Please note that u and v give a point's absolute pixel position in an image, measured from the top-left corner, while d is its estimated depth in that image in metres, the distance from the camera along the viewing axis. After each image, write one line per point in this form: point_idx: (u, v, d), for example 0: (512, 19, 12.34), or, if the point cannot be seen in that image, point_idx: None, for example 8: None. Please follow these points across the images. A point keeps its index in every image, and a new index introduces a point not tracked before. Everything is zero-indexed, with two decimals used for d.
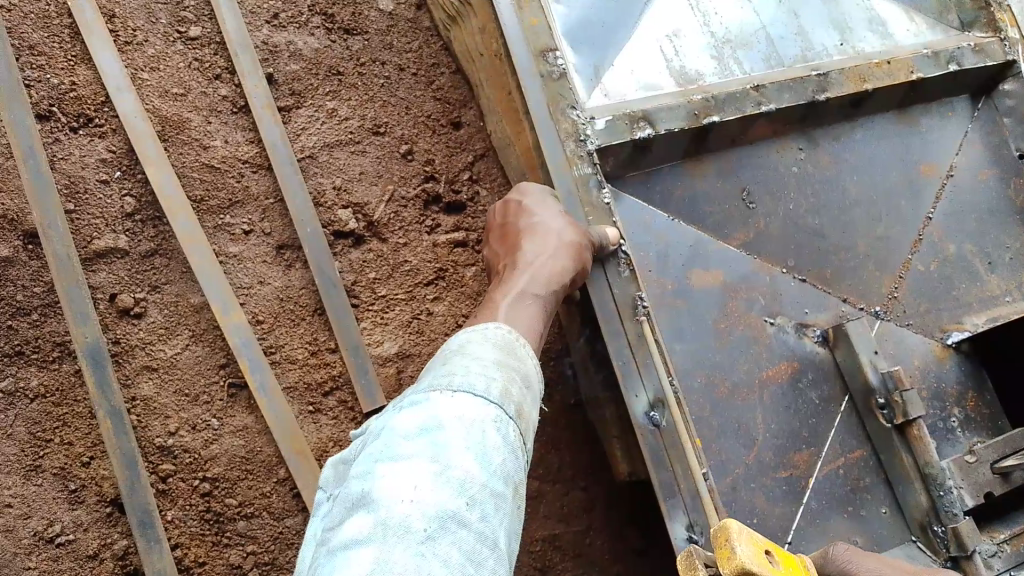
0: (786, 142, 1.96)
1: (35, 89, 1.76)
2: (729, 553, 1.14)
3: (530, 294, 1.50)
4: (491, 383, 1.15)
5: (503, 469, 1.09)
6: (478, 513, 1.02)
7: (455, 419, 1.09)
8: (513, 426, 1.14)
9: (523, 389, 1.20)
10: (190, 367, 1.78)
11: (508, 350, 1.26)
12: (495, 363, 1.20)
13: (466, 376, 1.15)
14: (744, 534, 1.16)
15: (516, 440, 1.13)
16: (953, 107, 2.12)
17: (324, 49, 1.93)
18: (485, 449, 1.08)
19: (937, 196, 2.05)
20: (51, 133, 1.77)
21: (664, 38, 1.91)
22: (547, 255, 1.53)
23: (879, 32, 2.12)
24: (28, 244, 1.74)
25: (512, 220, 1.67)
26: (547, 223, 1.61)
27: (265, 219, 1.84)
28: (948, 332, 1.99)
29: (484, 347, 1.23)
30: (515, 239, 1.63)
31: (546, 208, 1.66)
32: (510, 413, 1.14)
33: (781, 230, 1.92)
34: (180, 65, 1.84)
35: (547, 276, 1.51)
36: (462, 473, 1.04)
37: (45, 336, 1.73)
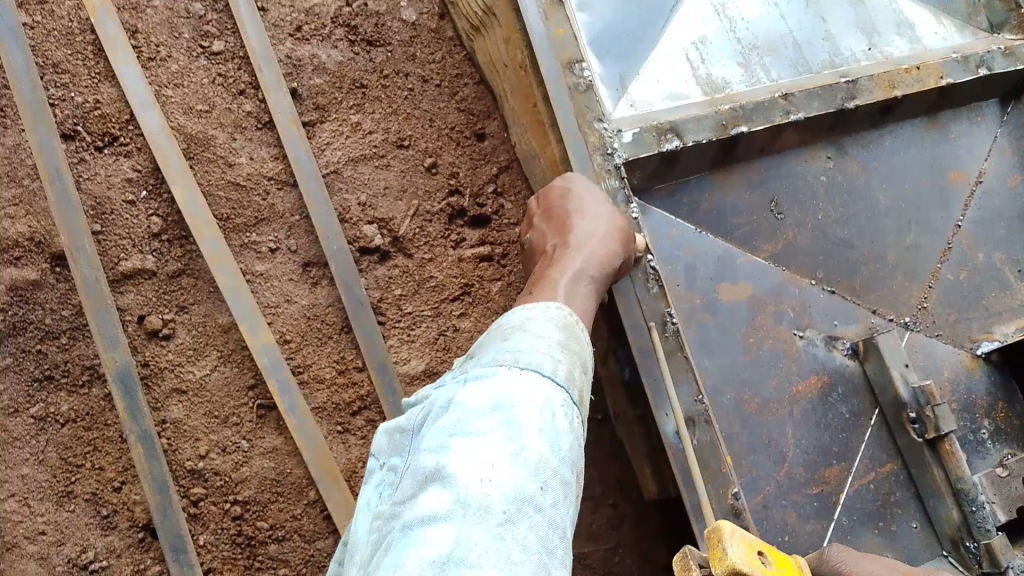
0: (815, 150, 1.93)
1: (59, 108, 1.76)
2: (722, 554, 1.09)
3: (586, 275, 1.46)
4: (557, 365, 1.12)
5: (571, 454, 1.07)
6: (551, 498, 1.01)
7: (527, 398, 1.05)
8: (579, 410, 1.12)
9: (584, 372, 1.18)
10: (219, 389, 1.77)
11: (568, 329, 1.22)
12: (559, 343, 1.17)
13: (533, 355, 1.11)
14: (736, 535, 1.11)
15: (581, 425, 1.11)
16: (982, 112, 2.08)
17: (347, 62, 1.91)
18: (555, 432, 1.05)
19: (966, 203, 2.01)
20: (77, 153, 1.76)
21: (690, 46, 1.88)
22: (599, 239, 1.51)
23: (907, 36, 2.08)
24: (55, 266, 1.74)
25: (555, 199, 1.63)
26: (593, 206, 1.58)
27: (291, 237, 1.83)
28: (977, 341, 1.95)
29: (546, 325, 1.20)
30: (560, 219, 1.58)
31: (589, 191, 1.62)
32: (576, 396, 1.12)
33: (810, 241, 1.90)
34: (203, 80, 1.83)
35: (601, 259, 1.49)
36: (536, 456, 1.02)
37: (74, 359, 1.73)
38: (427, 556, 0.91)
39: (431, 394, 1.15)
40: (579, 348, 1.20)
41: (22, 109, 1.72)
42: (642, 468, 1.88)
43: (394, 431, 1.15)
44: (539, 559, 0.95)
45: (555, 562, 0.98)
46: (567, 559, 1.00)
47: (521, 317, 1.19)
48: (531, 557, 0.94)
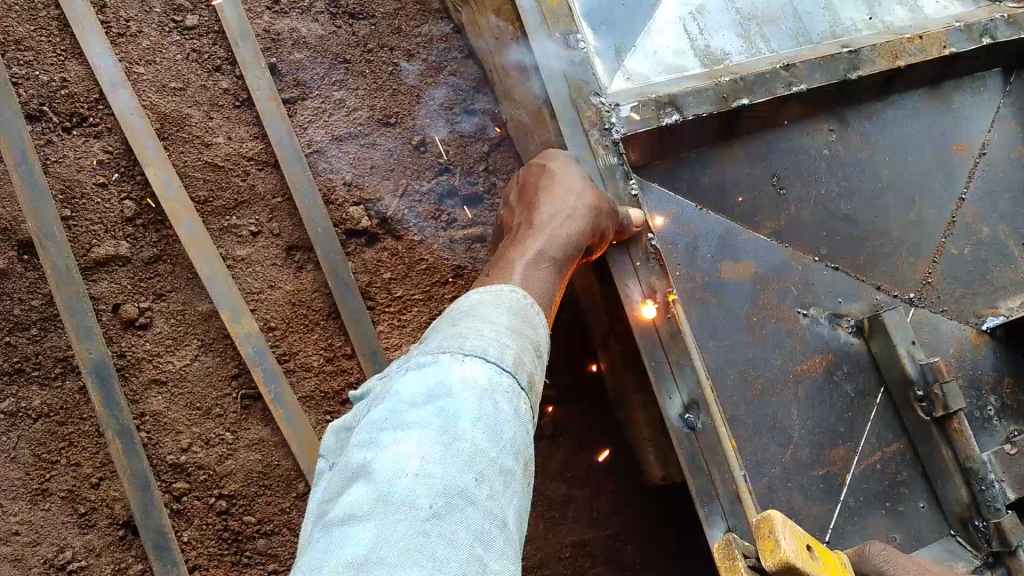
0: (817, 123, 1.87)
1: (23, 87, 1.64)
2: (772, 545, 1.06)
3: (547, 257, 1.35)
4: (504, 350, 1.05)
5: (514, 444, 0.99)
6: (487, 490, 0.93)
7: (465, 386, 0.99)
8: (525, 399, 1.04)
9: (536, 359, 1.10)
10: (201, 380, 1.69)
11: (522, 315, 1.15)
12: (509, 328, 1.10)
13: (479, 341, 1.05)
14: (787, 526, 1.07)
15: (528, 414, 1.03)
16: (985, 82, 2.02)
17: (329, 36, 1.77)
18: (495, 420, 0.98)
19: (969, 176, 1.96)
20: (43, 135, 1.64)
21: (687, 15, 1.85)
22: (564, 216, 1.38)
23: (907, 5, 2.03)
24: (22, 254, 1.63)
25: (527, 179, 1.51)
26: (565, 181, 1.45)
27: (274, 220, 1.68)
28: (983, 317, 1.89)
29: (498, 311, 1.13)
30: (529, 195, 1.47)
31: (568, 167, 1.49)
32: (523, 384, 1.04)
33: (813, 216, 1.84)
34: (177, 57, 1.68)
35: (567, 237, 1.37)
36: (472, 446, 0.94)
37: (45, 351, 1.64)
38: (342, 558, 0.84)
39: (371, 389, 1.10)
40: (530, 334, 1.13)
41: None
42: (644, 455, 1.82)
43: (338, 429, 1.09)
44: (469, 555, 0.87)
45: (491, 558, 0.89)
46: (506, 555, 0.91)
47: (468, 304, 1.13)
48: (458, 553, 0.86)
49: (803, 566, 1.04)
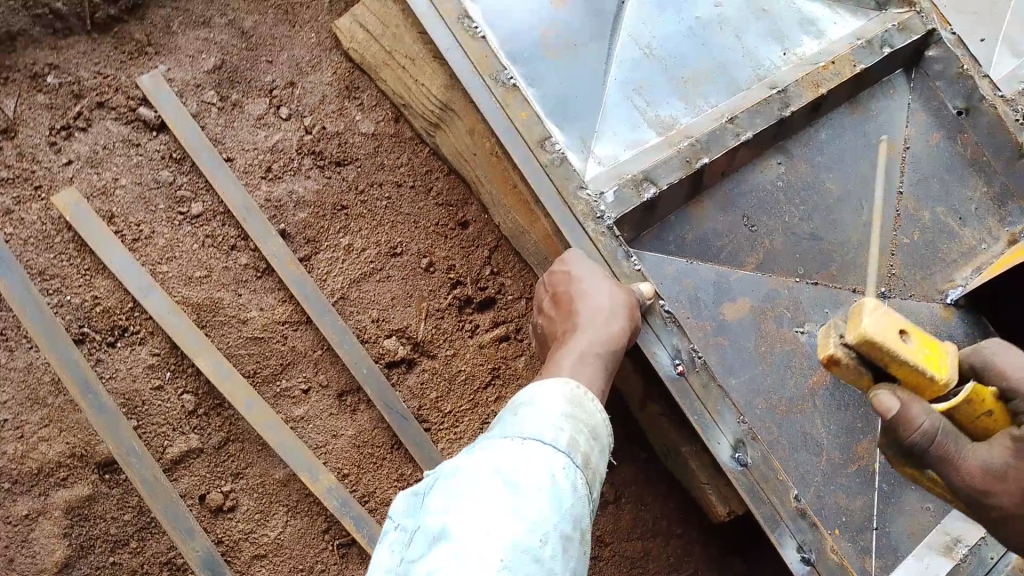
0: (766, 160, 2.09)
1: (61, 314, 1.72)
2: (856, 323, 1.16)
3: (591, 353, 1.48)
4: (562, 432, 1.21)
5: (572, 513, 1.14)
6: (549, 550, 1.08)
7: (527, 462, 1.14)
8: (582, 475, 1.19)
9: (592, 440, 1.25)
10: (297, 542, 1.73)
11: (577, 403, 1.29)
12: (564, 413, 1.25)
13: (539, 425, 1.20)
14: (880, 309, 1.16)
15: (584, 488, 1.18)
16: (893, 84, 2.27)
17: (324, 188, 1.89)
18: (556, 493, 1.13)
19: (902, 169, 2.21)
20: (92, 354, 1.72)
21: (632, 93, 2.03)
22: (603, 319, 1.53)
23: (812, 33, 2.24)
24: (104, 474, 1.68)
25: (554, 284, 1.65)
26: (593, 281, 1.60)
27: (320, 372, 1.78)
28: (945, 291, 2.15)
29: (554, 398, 1.28)
30: (562, 298, 1.61)
31: (591, 271, 1.63)
32: (579, 462, 1.19)
33: (785, 244, 2.05)
34: (194, 246, 1.78)
35: (609, 335, 1.51)
36: (536, 514, 1.10)
37: (149, 560, 1.67)
38: None
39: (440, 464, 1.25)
40: (587, 419, 1.28)
41: (32, 332, 1.68)
42: (702, 497, 1.94)
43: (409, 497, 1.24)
44: None
45: None
46: None
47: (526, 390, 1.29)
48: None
49: (885, 343, 1.13)
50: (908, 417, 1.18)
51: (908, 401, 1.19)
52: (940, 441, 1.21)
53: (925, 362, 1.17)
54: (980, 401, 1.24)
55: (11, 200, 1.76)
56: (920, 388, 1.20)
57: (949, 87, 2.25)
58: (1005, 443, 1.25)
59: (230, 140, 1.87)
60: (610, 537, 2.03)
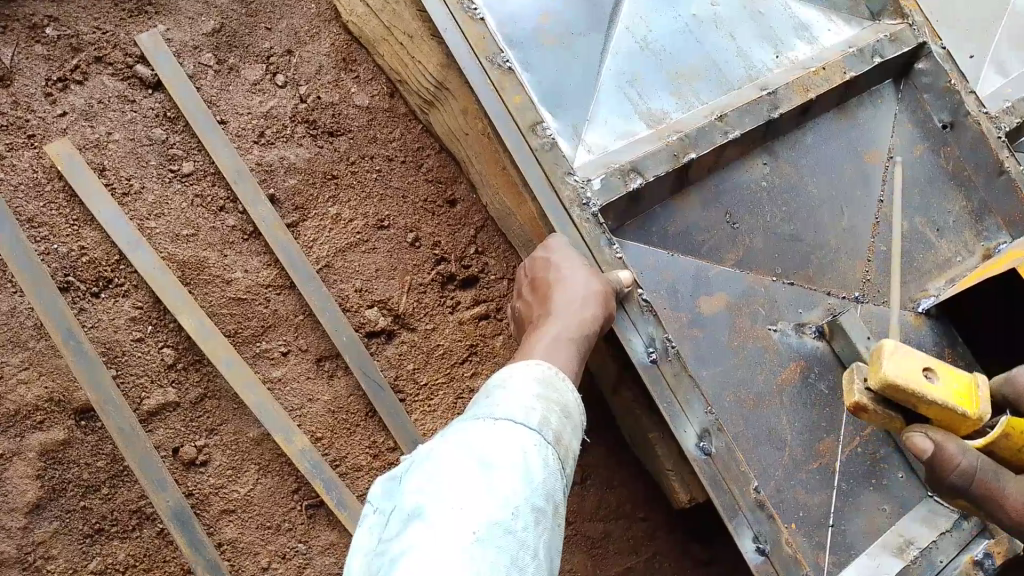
0: (752, 160, 2.12)
1: (47, 261, 1.74)
2: (876, 368, 1.25)
3: (564, 338, 1.51)
4: (534, 412, 1.24)
5: (545, 488, 1.17)
6: (522, 523, 1.11)
7: (500, 442, 1.17)
8: (553, 452, 1.22)
9: (563, 420, 1.28)
10: (267, 500, 1.76)
11: (548, 384, 1.33)
12: (536, 394, 1.29)
13: (510, 406, 1.24)
14: (900, 351, 1.25)
15: (555, 464, 1.21)
16: (881, 93, 2.32)
17: (315, 157, 1.91)
18: (527, 471, 1.16)
19: (883, 180, 2.24)
20: (76, 302, 1.74)
21: (625, 85, 2.06)
22: (577, 305, 1.57)
23: (806, 38, 2.28)
24: (80, 420, 1.71)
25: (534, 270, 1.69)
26: (570, 269, 1.64)
27: (300, 337, 1.81)
28: (917, 300, 2.20)
29: (525, 381, 1.31)
30: (541, 285, 1.65)
31: (568, 257, 1.67)
32: (551, 440, 1.23)
33: (765, 243, 2.09)
34: (182, 205, 1.81)
35: (582, 320, 1.55)
36: (508, 490, 1.12)
37: (119, 507, 1.70)
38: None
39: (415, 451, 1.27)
40: (558, 399, 1.31)
41: (18, 276, 1.71)
42: (665, 484, 1.98)
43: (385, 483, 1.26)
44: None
45: None
46: None
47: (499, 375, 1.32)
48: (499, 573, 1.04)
49: (906, 387, 1.23)
50: (947, 456, 1.29)
51: (942, 439, 1.29)
52: (981, 477, 1.31)
53: (952, 400, 1.27)
54: (1014, 432, 1.33)
55: (3, 146, 1.77)
56: (954, 427, 1.32)
57: (937, 100, 2.30)
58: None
59: (225, 104, 1.89)
60: (574, 518, 2.07)
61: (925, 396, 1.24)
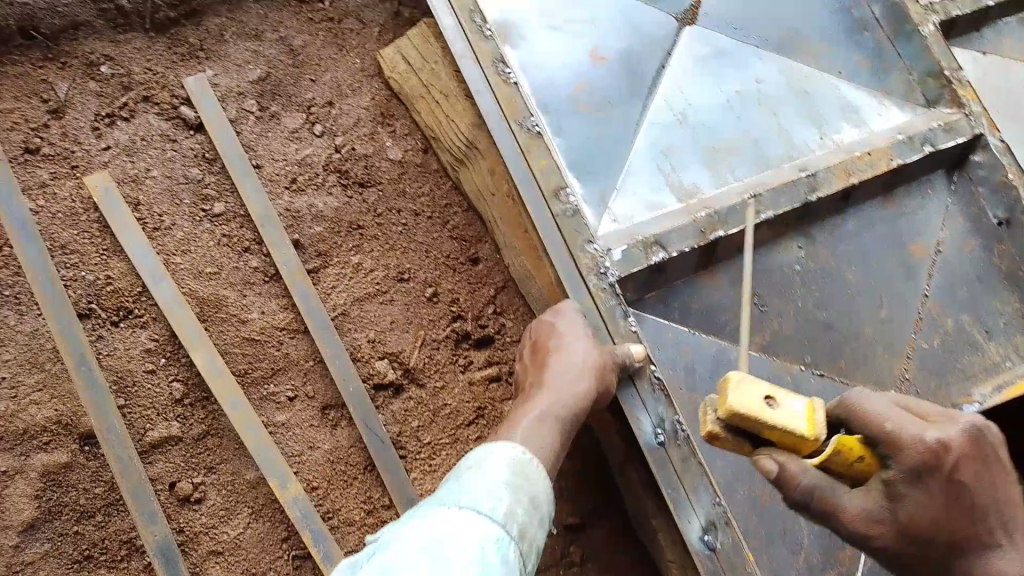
0: (787, 242, 2.07)
1: (73, 288, 1.79)
2: (722, 399, 1.10)
3: (550, 414, 1.55)
4: (499, 503, 1.21)
5: None
6: None
7: (458, 533, 1.13)
8: (514, 547, 1.18)
9: (529, 511, 1.25)
10: (254, 545, 1.75)
11: (521, 471, 1.31)
12: (504, 483, 1.25)
13: (475, 495, 1.20)
14: (743, 377, 1.11)
15: (515, 560, 1.16)
16: (932, 184, 2.23)
17: (342, 207, 1.95)
18: (485, 565, 1.11)
19: (930, 273, 2.13)
20: (95, 329, 1.79)
21: (658, 157, 2.04)
22: (569, 378, 1.59)
23: (853, 120, 2.22)
24: (85, 445, 1.75)
25: (541, 335, 1.73)
26: (572, 341, 1.67)
27: (308, 382, 1.82)
28: (960, 405, 2.04)
29: (496, 468, 1.29)
30: (541, 351, 1.70)
31: (573, 329, 1.70)
32: (512, 534, 1.19)
33: (794, 329, 2.02)
34: (210, 243, 1.87)
35: (572, 396, 1.57)
36: None
37: (111, 536, 1.72)
38: None
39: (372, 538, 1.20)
40: (527, 490, 1.28)
41: (40, 300, 1.76)
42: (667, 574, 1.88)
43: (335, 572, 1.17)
44: None
45: None
46: None
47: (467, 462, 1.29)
48: None
49: (750, 414, 1.09)
50: (790, 477, 1.13)
51: (785, 461, 1.14)
52: (817, 496, 1.16)
53: (798, 423, 1.11)
54: (849, 450, 1.16)
55: (48, 175, 1.86)
56: (794, 446, 1.14)
57: (992, 195, 2.20)
58: (877, 489, 1.19)
59: (262, 149, 1.96)
60: None
61: (771, 421, 1.09)
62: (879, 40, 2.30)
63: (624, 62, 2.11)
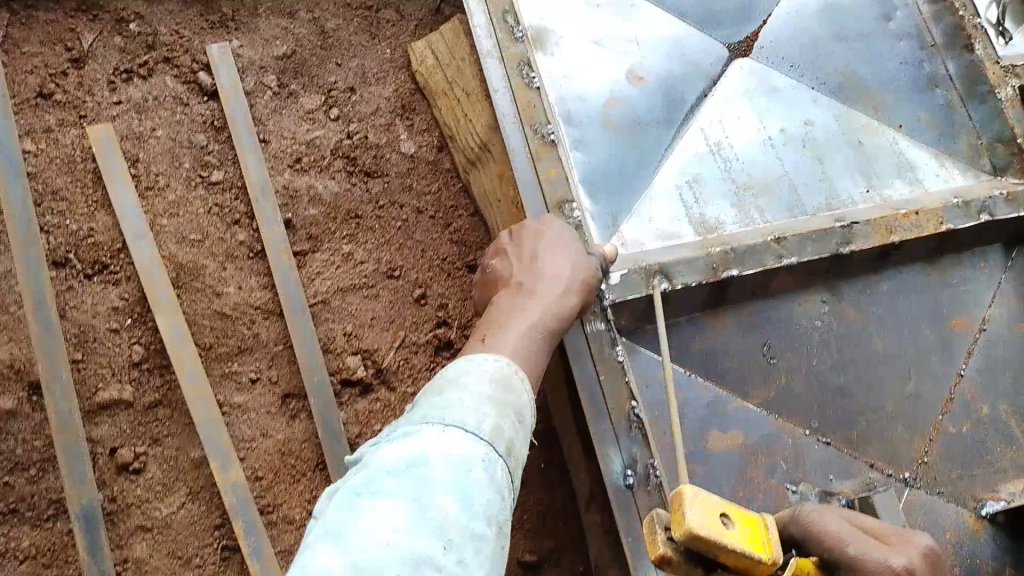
0: (810, 293, 1.89)
1: (53, 235, 1.87)
2: (679, 518, 1.03)
3: (541, 326, 1.39)
4: (482, 419, 1.09)
5: (488, 512, 1.01)
6: (454, 558, 0.94)
7: (439, 456, 1.01)
8: (501, 467, 1.07)
9: (517, 425, 1.14)
10: (185, 528, 1.76)
11: (503, 382, 1.19)
12: (487, 397, 1.14)
13: (458, 411, 1.09)
14: (699, 497, 1.04)
15: (503, 482, 1.05)
16: (986, 257, 2.01)
17: (344, 192, 2.00)
18: (468, 489, 1.00)
19: (969, 351, 1.91)
20: (65, 281, 1.85)
21: (682, 184, 1.89)
22: (559, 291, 1.46)
23: (907, 178, 2.02)
24: (32, 395, 1.78)
25: (526, 240, 1.56)
26: (559, 254, 1.53)
27: (272, 367, 1.87)
28: (982, 501, 1.81)
29: (478, 379, 1.17)
30: (525, 256, 1.53)
31: (559, 238, 1.56)
32: (498, 452, 1.07)
33: (806, 389, 1.82)
34: (199, 211, 1.94)
35: (561, 310, 1.44)
36: (441, 515, 0.96)
37: (40, 492, 1.74)
38: None
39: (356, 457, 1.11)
40: (512, 403, 1.16)
41: (13, 238, 1.82)
42: None
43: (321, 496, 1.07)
44: None
45: None
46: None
47: (452, 374, 1.18)
48: None
49: (710, 537, 1.01)
50: None
51: None
52: None
53: (749, 546, 1.05)
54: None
55: (54, 121, 1.95)
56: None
57: None
58: None
59: (272, 125, 2.02)
60: None
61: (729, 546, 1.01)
62: (951, 99, 2.13)
63: (664, 83, 1.98)
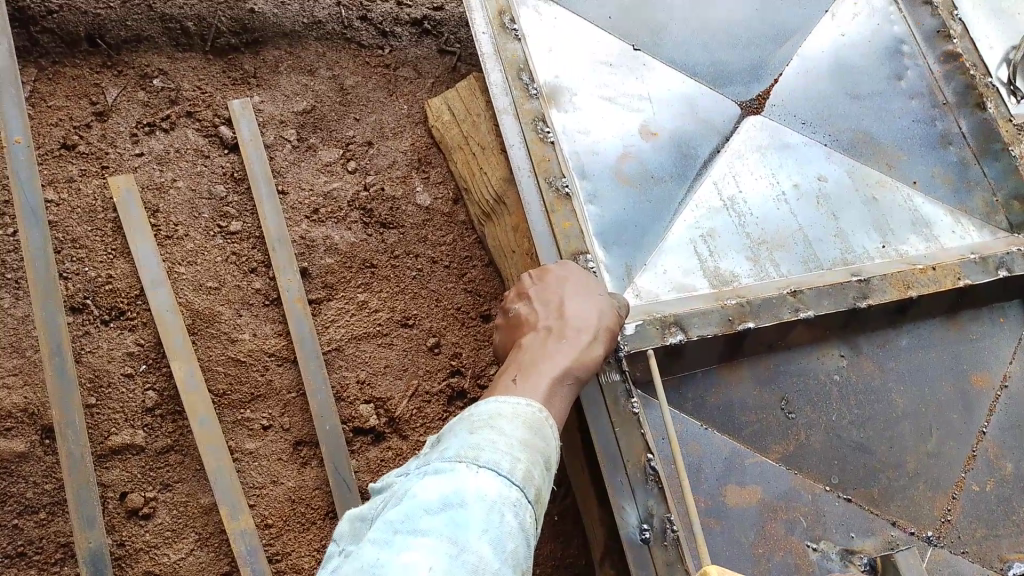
0: (827, 347, 1.87)
1: (72, 281, 1.91)
2: None
3: (567, 377, 1.39)
4: (516, 464, 1.10)
5: (515, 558, 1.03)
6: None
7: (476, 499, 1.03)
8: (530, 514, 1.09)
9: (545, 473, 1.16)
10: (192, 575, 1.77)
11: (535, 427, 1.20)
12: (520, 440, 1.15)
13: (493, 454, 1.10)
14: None
15: (530, 529, 1.08)
16: (1004, 312, 1.99)
17: (360, 243, 2.05)
18: (500, 536, 1.02)
19: (991, 408, 1.88)
20: (82, 326, 1.88)
21: (696, 238, 1.90)
22: (586, 339, 1.45)
23: (923, 234, 2.02)
24: (45, 438, 1.82)
25: (552, 287, 1.55)
26: (586, 300, 1.52)
27: (285, 415, 1.89)
28: (1009, 561, 1.76)
29: (512, 422, 1.18)
30: (551, 304, 1.52)
31: (587, 286, 1.56)
32: (528, 499, 1.09)
33: (824, 444, 1.79)
34: (217, 259, 1.98)
35: (589, 359, 1.43)
36: (475, 560, 0.98)
37: (49, 536, 1.76)
38: None
39: (389, 483, 1.13)
40: (542, 449, 1.18)
41: (32, 286, 1.82)
42: None
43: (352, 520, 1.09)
44: None
45: None
46: None
47: (486, 414, 1.19)
48: None
49: None
50: None
51: None
52: None
53: None
54: None
55: (77, 171, 2.01)
56: None
57: None
58: None
59: (291, 176, 2.08)
60: None
61: None
62: (965, 157, 2.15)
63: (677, 140, 2.01)
